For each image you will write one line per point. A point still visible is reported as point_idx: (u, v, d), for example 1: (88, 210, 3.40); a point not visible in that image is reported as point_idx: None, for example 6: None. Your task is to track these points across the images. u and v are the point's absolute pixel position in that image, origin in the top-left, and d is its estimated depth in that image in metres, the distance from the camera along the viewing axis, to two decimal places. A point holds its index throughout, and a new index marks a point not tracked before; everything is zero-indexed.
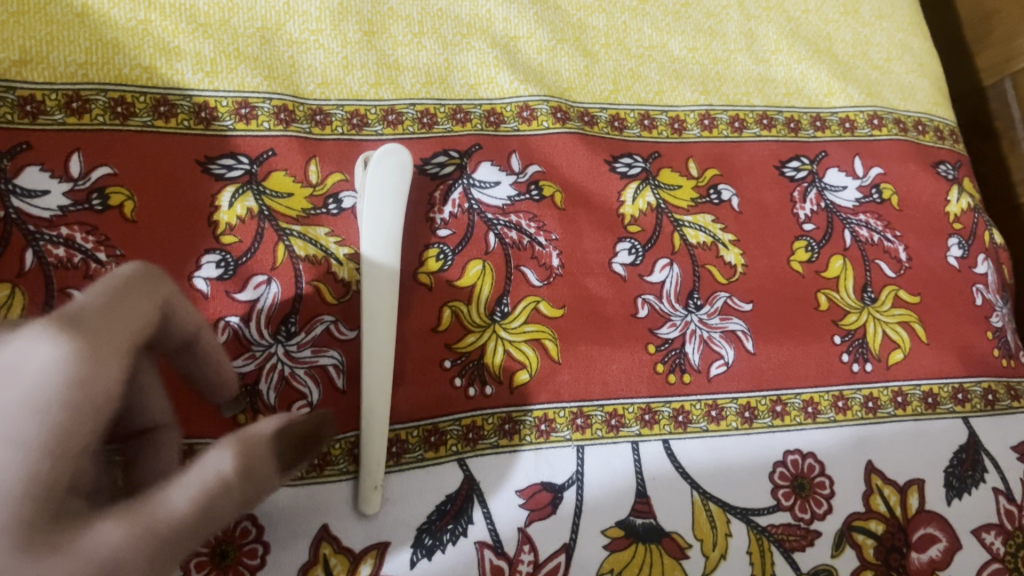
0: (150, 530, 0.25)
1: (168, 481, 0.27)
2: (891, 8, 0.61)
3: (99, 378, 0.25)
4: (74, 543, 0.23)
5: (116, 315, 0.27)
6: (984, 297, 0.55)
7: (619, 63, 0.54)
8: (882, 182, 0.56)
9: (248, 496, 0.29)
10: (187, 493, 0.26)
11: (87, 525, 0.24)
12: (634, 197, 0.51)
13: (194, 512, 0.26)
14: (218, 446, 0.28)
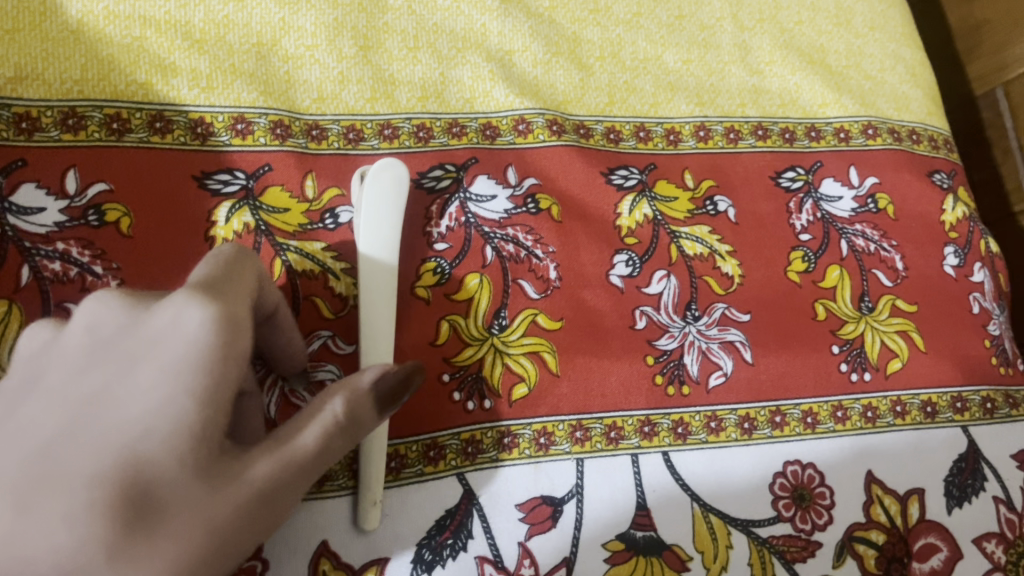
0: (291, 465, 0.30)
1: (295, 425, 0.31)
2: (884, 20, 0.62)
3: (236, 338, 0.29)
4: (230, 478, 0.28)
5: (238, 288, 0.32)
6: (981, 306, 0.55)
7: (614, 76, 0.54)
8: (877, 192, 0.56)
9: (354, 437, 0.32)
10: (313, 435, 0.31)
11: (241, 461, 0.29)
12: (630, 209, 0.51)
13: (319, 450, 0.31)
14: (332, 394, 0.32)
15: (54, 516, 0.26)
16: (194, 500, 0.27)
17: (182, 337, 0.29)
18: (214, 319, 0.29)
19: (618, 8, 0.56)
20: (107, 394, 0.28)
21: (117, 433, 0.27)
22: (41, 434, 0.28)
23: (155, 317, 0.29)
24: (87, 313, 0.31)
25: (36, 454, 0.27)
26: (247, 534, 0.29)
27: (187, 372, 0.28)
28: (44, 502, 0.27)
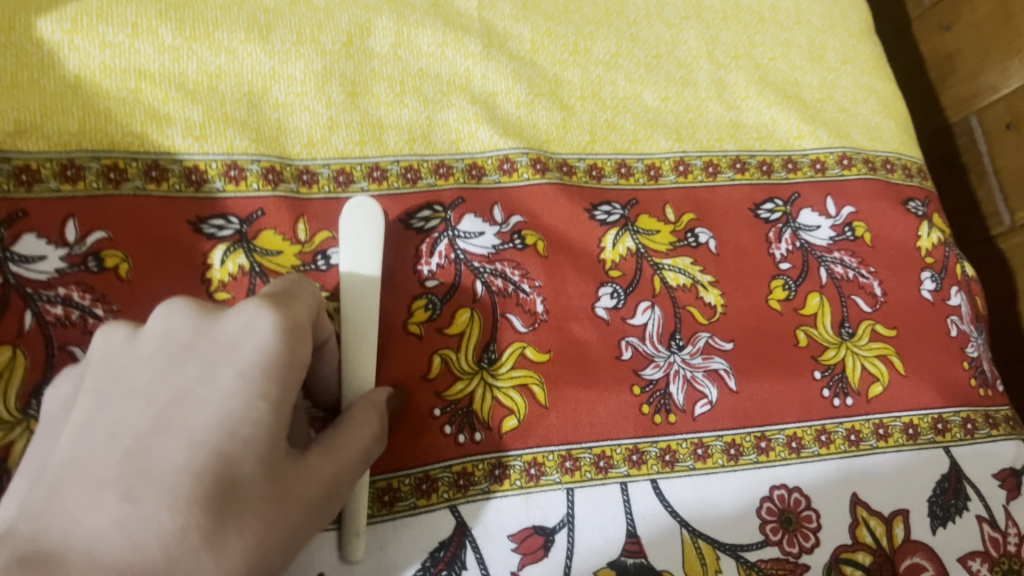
0: (341, 465, 0.35)
1: (334, 433, 0.37)
2: (855, 54, 0.64)
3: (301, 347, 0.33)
4: (301, 472, 0.33)
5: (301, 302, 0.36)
6: (959, 328, 0.57)
7: (595, 115, 0.56)
8: (854, 220, 0.58)
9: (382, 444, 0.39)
10: (358, 441, 0.37)
11: (305, 460, 0.34)
12: (614, 243, 0.53)
13: (363, 457, 0.37)
14: (359, 415, 0.38)
15: (152, 505, 0.28)
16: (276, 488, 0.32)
17: (257, 339, 0.32)
18: (282, 328, 0.33)
19: (597, 49, 0.57)
20: (193, 393, 0.31)
21: (207, 430, 0.30)
22: (128, 432, 0.30)
23: (227, 325, 0.33)
24: (162, 319, 0.33)
25: (127, 449, 0.30)
26: (308, 522, 0.33)
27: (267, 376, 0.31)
28: (144, 491, 0.29)
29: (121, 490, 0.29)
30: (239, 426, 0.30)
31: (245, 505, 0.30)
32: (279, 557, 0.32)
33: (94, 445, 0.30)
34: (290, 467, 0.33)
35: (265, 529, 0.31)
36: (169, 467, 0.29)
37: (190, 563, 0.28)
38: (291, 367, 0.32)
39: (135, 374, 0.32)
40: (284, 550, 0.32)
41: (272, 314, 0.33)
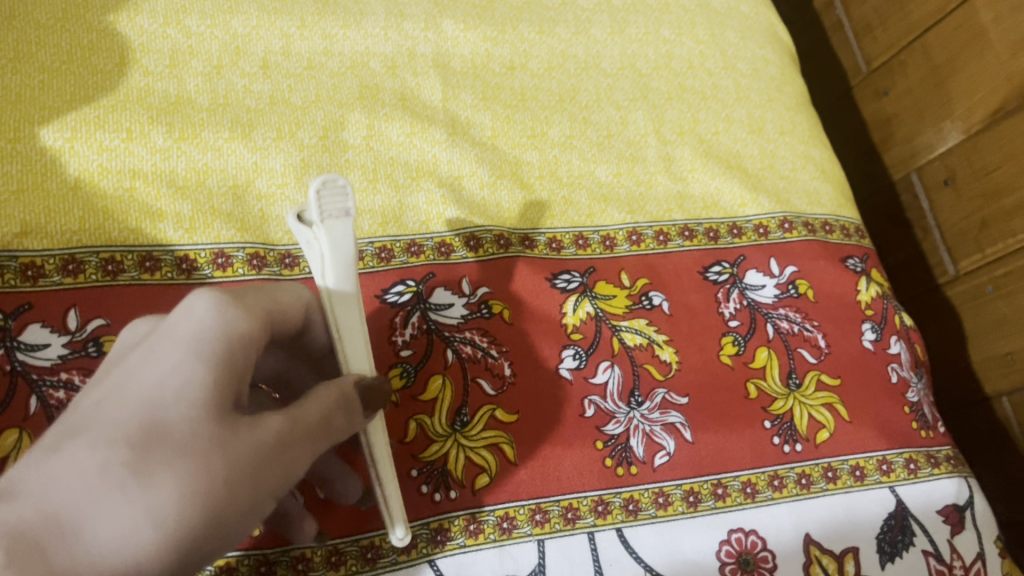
0: (302, 424, 0.33)
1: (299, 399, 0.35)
2: (792, 125, 0.70)
3: (241, 320, 0.34)
4: (249, 425, 0.32)
5: (266, 291, 0.38)
6: (899, 375, 0.61)
7: (553, 192, 0.61)
8: (797, 279, 0.62)
9: (355, 413, 0.36)
10: (319, 404, 0.35)
11: (259, 417, 0.32)
12: (574, 308, 0.57)
13: (327, 417, 0.34)
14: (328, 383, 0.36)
15: (74, 454, 0.29)
16: (213, 434, 0.30)
17: (195, 318, 0.33)
18: (220, 306, 0.34)
19: (552, 133, 0.63)
20: (130, 369, 0.32)
21: (141, 393, 0.31)
22: (74, 415, 0.31)
23: (172, 312, 0.34)
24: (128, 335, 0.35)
25: (68, 426, 0.31)
26: (263, 478, 0.31)
27: (205, 345, 0.32)
28: (68, 444, 0.30)
29: (51, 446, 0.30)
30: (167, 383, 0.31)
31: (174, 447, 0.29)
32: (223, 506, 0.30)
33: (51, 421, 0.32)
34: (235, 419, 0.31)
35: (201, 472, 0.29)
36: (97, 422, 0.30)
37: (112, 505, 0.28)
38: (230, 335, 0.33)
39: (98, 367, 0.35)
40: (231, 500, 0.30)
41: (209, 292, 0.34)
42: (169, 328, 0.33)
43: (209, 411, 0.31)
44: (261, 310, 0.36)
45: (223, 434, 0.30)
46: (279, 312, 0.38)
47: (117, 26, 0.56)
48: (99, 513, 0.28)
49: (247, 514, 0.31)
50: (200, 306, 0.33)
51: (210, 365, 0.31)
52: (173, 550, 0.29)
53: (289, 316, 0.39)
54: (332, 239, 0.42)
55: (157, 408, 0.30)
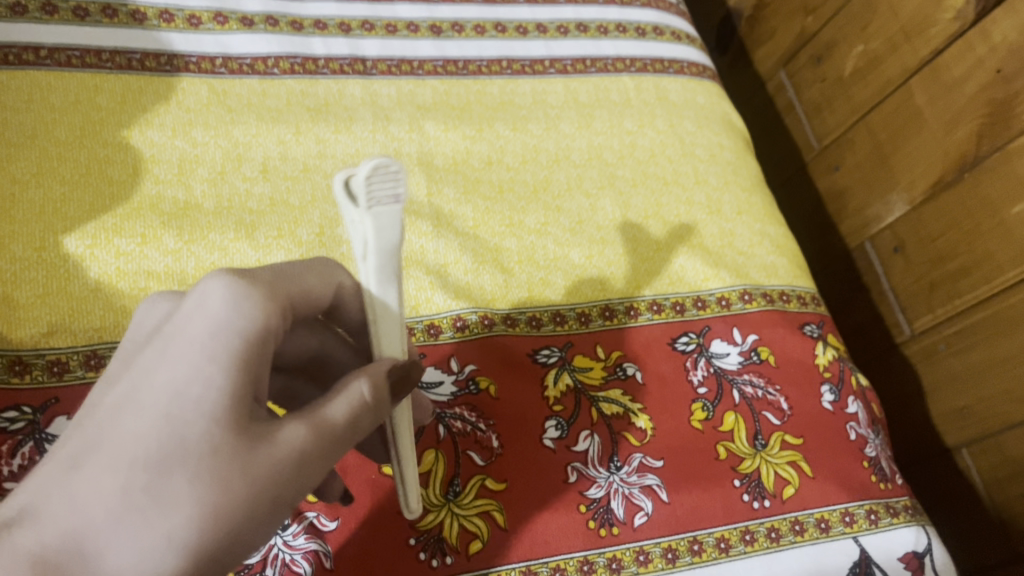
0: (325, 431, 0.34)
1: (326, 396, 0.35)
2: (748, 206, 0.76)
3: (259, 313, 0.33)
4: (272, 435, 0.33)
5: (292, 274, 0.38)
6: (857, 432, 0.66)
7: (531, 274, 0.66)
8: (759, 346, 0.68)
9: (381, 415, 0.36)
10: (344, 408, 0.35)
11: (280, 426, 0.33)
12: (554, 381, 0.62)
13: (351, 423, 0.35)
14: (359, 371, 0.36)
15: (95, 476, 0.31)
16: (236, 453, 0.31)
17: (210, 313, 0.33)
18: (235, 298, 0.33)
19: (528, 221, 0.68)
20: (149, 366, 0.33)
21: (155, 400, 0.31)
22: (94, 418, 0.32)
23: (187, 303, 0.34)
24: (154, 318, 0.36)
25: (89, 432, 0.32)
26: (286, 488, 0.33)
27: (219, 347, 0.32)
28: (90, 462, 0.31)
29: (71, 463, 0.31)
30: (184, 391, 0.31)
31: (195, 468, 0.31)
32: (244, 524, 0.32)
33: (73, 421, 0.33)
34: (256, 428, 0.33)
35: (223, 495, 0.31)
36: (115, 435, 0.31)
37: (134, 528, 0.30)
38: (247, 333, 0.33)
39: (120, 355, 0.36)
40: (253, 519, 0.32)
41: (225, 277, 0.34)
42: (189, 316, 0.33)
43: (230, 423, 0.32)
44: (281, 292, 0.36)
45: (243, 451, 0.32)
46: (302, 295, 0.38)
47: (131, 140, 0.62)
48: (118, 544, 0.30)
49: (269, 522, 0.33)
50: (218, 293, 0.33)
51: (228, 370, 0.32)
52: (197, 564, 0.31)
53: (314, 298, 0.39)
54: (379, 227, 0.34)
55: (177, 423, 0.31)
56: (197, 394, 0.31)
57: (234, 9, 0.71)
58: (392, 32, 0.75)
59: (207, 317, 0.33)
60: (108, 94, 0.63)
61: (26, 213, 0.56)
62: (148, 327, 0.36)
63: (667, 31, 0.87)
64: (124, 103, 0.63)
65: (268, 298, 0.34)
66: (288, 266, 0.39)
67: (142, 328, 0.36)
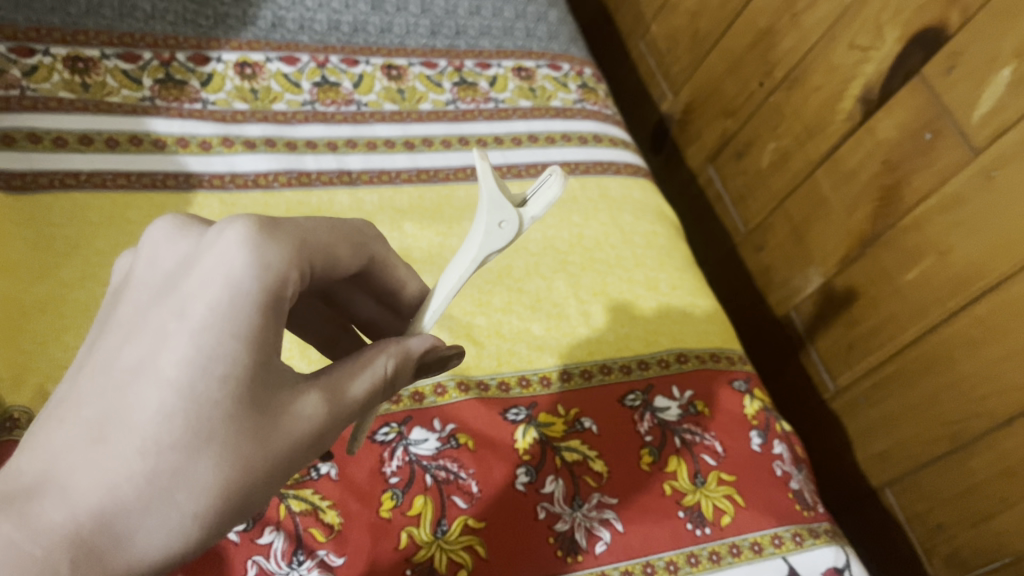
0: (340, 407, 0.41)
1: (349, 370, 0.43)
2: (682, 281, 0.89)
3: (279, 282, 0.38)
4: (300, 399, 0.40)
5: (323, 238, 0.43)
6: (782, 469, 0.78)
7: (499, 345, 0.78)
8: (695, 399, 0.80)
9: (387, 389, 0.44)
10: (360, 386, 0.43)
11: (302, 399, 0.40)
12: (523, 435, 0.73)
13: (364, 398, 0.43)
14: (379, 350, 0.44)
15: (123, 450, 0.35)
16: (264, 420, 0.38)
17: (232, 281, 0.37)
18: (256, 267, 0.38)
19: (495, 301, 0.81)
20: (169, 330, 0.37)
21: (176, 370, 0.36)
22: (113, 380, 0.37)
23: (208, 266, 0.38)
24: (169, 266, 0.40)
25: (109, 396, 0.36)
26: (302, 452, 0.40)
27: (238, 323, 0.37)
28: (116, 434, 0.35)
29: (98, 431, 0.35)
30: (209, 368, 0.36)
31: (217, 447, 0.36)
32: (255, 488, 0.38)
33: (87, 376, 0.37)
34: (286, 393, 0.39)
35: (240, 470, 0.37)
36: (137, 407, 0.35)
37: (160, 501, 0.35)
38: (264, 307, 0.38)
39: (128, 304, 0.39)
40: (265, 483, 0.38)
41: (249, 243, 0.38)
42: (211, 275, 0.38)
43: (258, 391, 0.38)
44: (300, 254, 0.41)
45: (265, 423, 0.38)
46: (320, 262, 0.43)
47: None
48: (145, 517, 0.35)
49: (273, 483, 0.39)
50: (242, 257, 0.38)
51: (244, 347, 0.37)
52: (209, 525, 0.37)
53: (336, 268, 0.45)
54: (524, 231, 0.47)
55: (201, 397, 0.36)
56: (221, 366, 0.36)
57: (238, 134, 0.84)
58: (373, 148, 0.89)
59: (227, 280, 0.37)
60: (138, 210, 0.75)
61: (75, 310, 0.67)
62: (157, 277, 0.40)
63: (605, 138, 1.02)
64: (151, 217, 0.75)
65: (286, 262, 0.39)
66: (321, 232, 0.44)
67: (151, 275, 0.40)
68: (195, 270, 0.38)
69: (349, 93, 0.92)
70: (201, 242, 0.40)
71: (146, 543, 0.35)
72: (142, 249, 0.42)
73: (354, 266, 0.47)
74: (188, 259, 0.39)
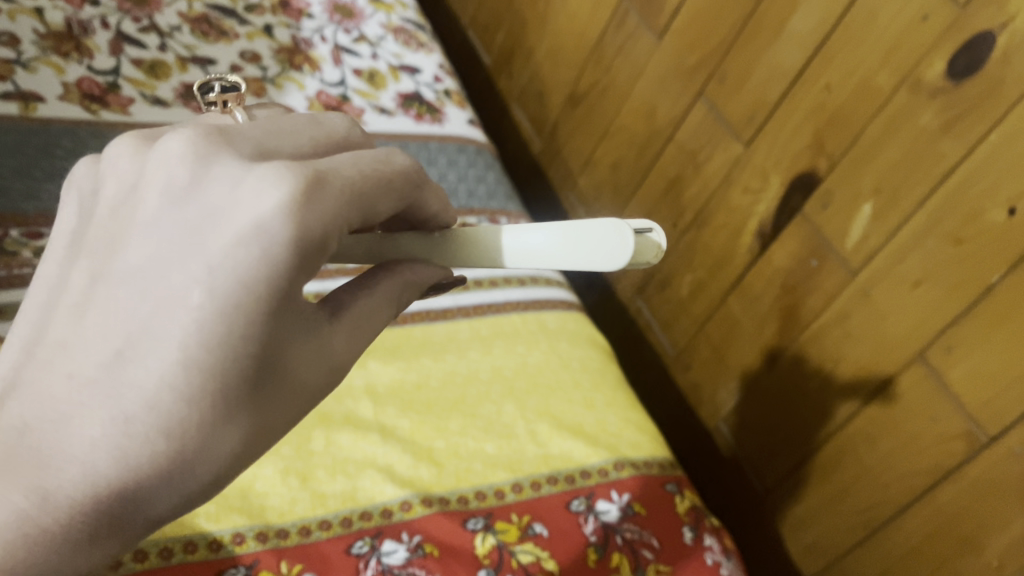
0: (358, 346, 0.51)
1: (368, 315, 0.52)
2: (615, 402, 1.03)
3: (318, 243, 0.44)
4: (328, 344, 0.49)
5: (371, 189, 0.48)
6: (713, 558, 0.89)
7: (458, 465, 0.89)
8: (633, 501, 0.90)
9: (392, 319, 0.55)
10: (373, 325, 0.53)
11: (328, 344, 0.49)
12: (482, 541, 0.82)
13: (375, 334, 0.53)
14: (393, 301, 0.54)
15: (144, 425, 0.42)
16: (280, 382, 0.46)
17: (259, 255, 0.43)
18: (289, 238, 0.43)
19: (452, 426, 0.92)
20: (190, 299, 0.43)
21: (200, 350, 0.42)
22: (131, 348, 0.43)
23: (241, 233, 0.43)
24: (194, 213, 0.45)
25: (126, 364, 0.43)
26: (319, 390, 0.49)
27: (253, 307, 0.43)
28: (134, 410, 0.42)
29: (116, 403, 0.42)
30: (230, 345, 0.43)
31: (232, 414, 0.44)
32: (268, 437, 0.47)
33: (109, 331, 0.44)
34: (315, 341, 0.48)
35: (252, 425, 0.46)
36: (150, 380, 0.42)
37: (178, 466, 0.43)
38: (290, 273, 0.43)
39: (149, 246, 0.45)
40: (278, 426, 0.48)
41: (288, 207, 0.43)
42: (246, 240, 0.43)
43: (276, 358, 0.46)
44: (344, 208, 0.46)
45: (280, 384, 0.46)
46: (368, 210, 0.48)
47: None
48: (164, 481, 0.43)
49: (286, 424, 0.48)
50: (277, 225, 0.43)
51: (266, 319, 0.44)
52: (224, 472, 0.46)
53: (380, 213, 0.50)
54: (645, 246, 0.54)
55: (218, 373, 0.43)
56: (235, 347, 0.43)
57: None
58: None
59: (262, 251, 0.43)
60: None
61: None
62: (178, 222, 0.45)
63: (541, 277, 1.16)
64: None
65: (325, 224, 0.44)
66: (371, 180, 0.48)
67: (174, 210, 0.46)
68: (227, 227, 0.43)
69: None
70: (237, 189, 0.44)
71: (164, 499, 0.44)
72: (166, 176, 0.47)
73: (399, 206, 0.53)
74: (216, 211, 0.44)
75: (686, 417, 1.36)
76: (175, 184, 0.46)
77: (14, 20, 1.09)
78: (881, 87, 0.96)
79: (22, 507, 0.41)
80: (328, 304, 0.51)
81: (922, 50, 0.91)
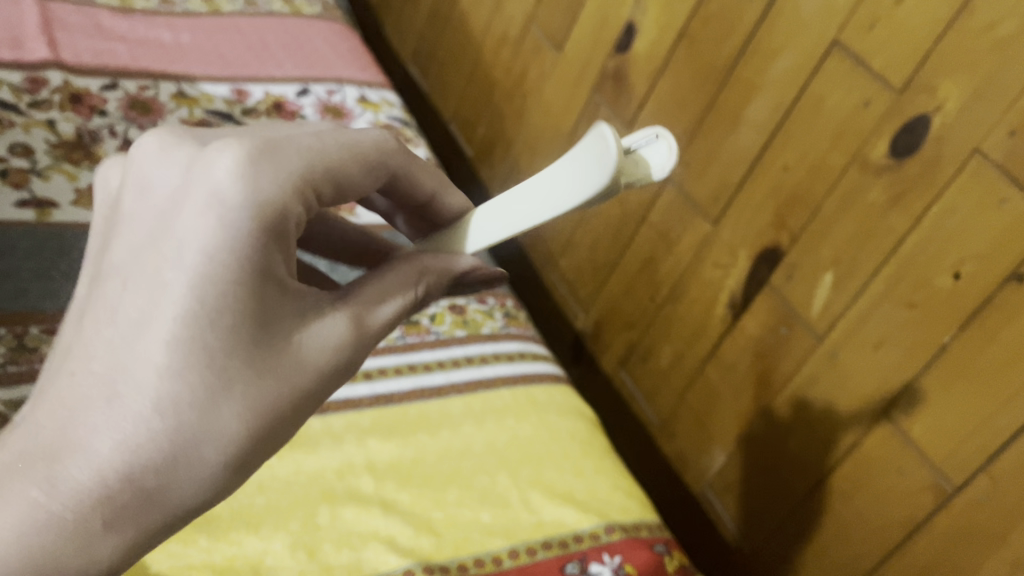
0: (366, 335, 0.58)
1: (380, 301, 0.59)
2: (602, 470, 1.08)
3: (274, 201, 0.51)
4: (318, 325, 0.55)
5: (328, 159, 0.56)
6: None
7: (456, 533, 0.93)
8: (623, 563, 0.95)
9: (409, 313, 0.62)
10: (382, 317, 0.59)
11: (323, 322, 0.55)
12: None
13: (386, 324, 0.60)
14: (407, 289, 0.61)
15: (140, 403, 0.48)
16: (272, 360, 0.52)
17: (218, 221, 0.50)
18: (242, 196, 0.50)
19: (449, 497, 0.97)
20: (172, 279, 0.50)
21: (185, 325, 0.49)
22: (124, 338, 0.50)
23: (202, 204, 0.51)
24: (165, 211, 0.53)
25: (119, 350, 0.49)
26: (323, 374, 0.55)
27: (227, 276, 0.50)
28: (129, 390, 0.48)
29: (113, 389, 0.48)
30: (214, 319, 0.50)
31: (229, 396, 0.50)
32: (274, 426, 0.52)
33: (101, 330, 0.50)
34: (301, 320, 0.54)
35: (255, 410, 0.51)
36: (144, 358, 0.49)
37: (183, 447, 0.49)
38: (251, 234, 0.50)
39: (131, 249, 0.53)
40: (284, 413, 0.53)
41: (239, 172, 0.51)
42: (204, 211, 0.50)
43: (262, 334, 0.52)
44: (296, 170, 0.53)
45: (274, 362, 0.52)
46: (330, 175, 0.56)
47: None
48: (171, 461, 0.48)
49: (293, 416, 0.53)
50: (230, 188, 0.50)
51: (241, 290, 0.50)
52: (234, 461, 0.50)
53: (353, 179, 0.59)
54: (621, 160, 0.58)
55: (205, 347, 0.49)
56: (216, 320, 0.50)
57: None
58: None
59: (219, 216, 0.50)
60: None
61: None
62: (154, 225, 0.53)
63: (528, 353, 1.23)
64: None
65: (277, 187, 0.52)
66: (328, 148, 0.57)
67: (148, 218, 0.53)
68: (188, 209, 0.51)
69: (350, 207, 1.15)
70: (196, 177, 0.52)
71: (177, 488, 0.49)
72: (142, 193, 0.55)
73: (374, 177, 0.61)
74: (181, 200, 0.52)
75: (670, 484, 1.41)
76: (147, 203, 0.54)
77: (28, 132, 1.16)
78: (832, 167, 1.06)
79: (38, 498, 0.46)
80: (335, 293, 0.58)
81: (865, 134, 1.01)
